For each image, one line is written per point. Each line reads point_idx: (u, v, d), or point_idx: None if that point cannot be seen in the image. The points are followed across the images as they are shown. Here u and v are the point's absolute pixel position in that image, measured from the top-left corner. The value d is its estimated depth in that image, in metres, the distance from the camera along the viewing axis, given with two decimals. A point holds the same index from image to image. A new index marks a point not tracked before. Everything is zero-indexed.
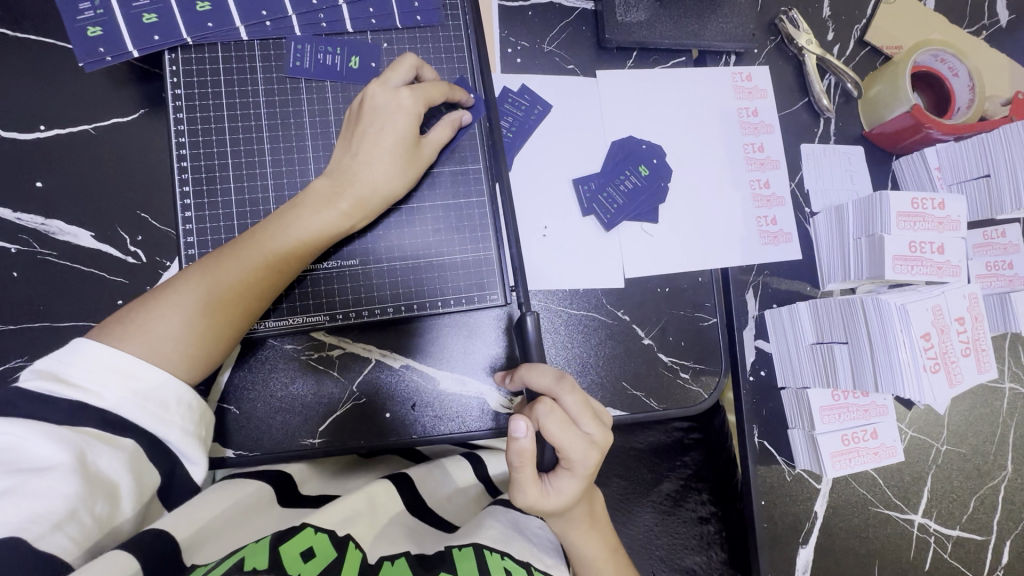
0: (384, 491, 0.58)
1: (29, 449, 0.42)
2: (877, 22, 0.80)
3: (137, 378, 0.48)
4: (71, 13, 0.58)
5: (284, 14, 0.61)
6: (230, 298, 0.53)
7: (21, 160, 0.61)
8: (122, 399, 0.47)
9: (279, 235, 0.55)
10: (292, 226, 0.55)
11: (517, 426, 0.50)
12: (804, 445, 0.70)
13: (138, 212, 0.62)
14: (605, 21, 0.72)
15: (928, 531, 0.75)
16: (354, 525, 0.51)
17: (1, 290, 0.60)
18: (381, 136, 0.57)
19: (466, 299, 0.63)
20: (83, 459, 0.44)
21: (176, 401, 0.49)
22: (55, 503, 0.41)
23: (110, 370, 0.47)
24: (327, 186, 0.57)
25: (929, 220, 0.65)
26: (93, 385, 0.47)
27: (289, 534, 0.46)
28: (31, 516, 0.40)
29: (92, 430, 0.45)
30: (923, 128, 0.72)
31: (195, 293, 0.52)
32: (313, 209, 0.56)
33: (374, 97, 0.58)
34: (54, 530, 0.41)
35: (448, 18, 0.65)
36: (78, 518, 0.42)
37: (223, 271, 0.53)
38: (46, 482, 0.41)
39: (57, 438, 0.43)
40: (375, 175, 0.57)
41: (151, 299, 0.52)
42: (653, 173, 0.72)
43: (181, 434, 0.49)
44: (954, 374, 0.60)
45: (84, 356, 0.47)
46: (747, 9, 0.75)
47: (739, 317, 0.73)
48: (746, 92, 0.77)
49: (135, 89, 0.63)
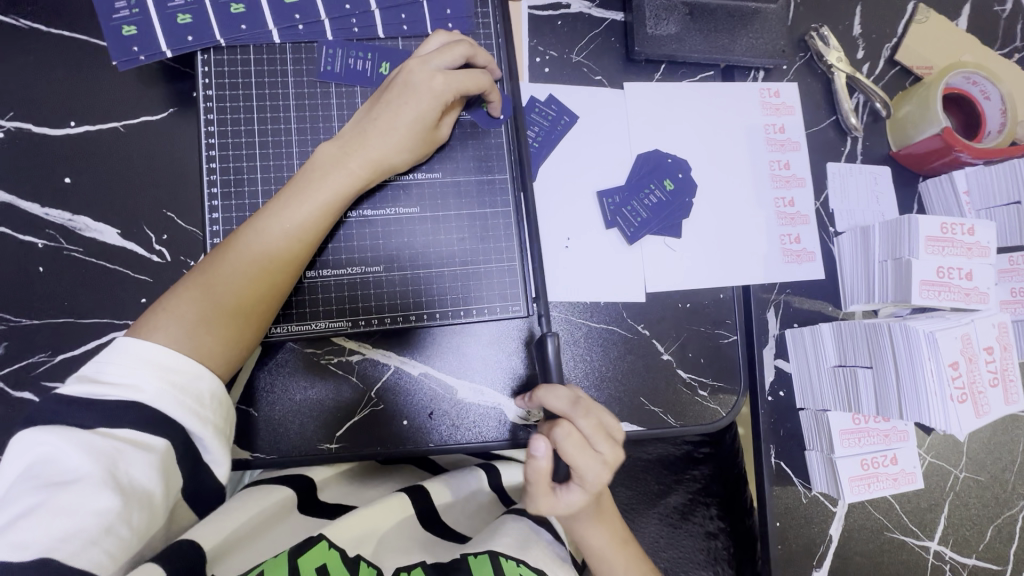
0: (397, 503, 0.57)
1: (61, 462, 0.42)
2: (908, 41, 0.79)
3: (175, 369, 0.47)
4: (106, 12, 0.58)
5: (317, 18, 0.61)
6: (253, 282, 0.53)
7: (51, 155, 0.61)
8: (159, 391, 0.46)
9: (299, 204, 0.55)
10: (302, 194, 0.55)
11: (537, 444, 0.52)
12: (823, 467, 0.69)
13: (164, 210, 0.63)
14: (635, 33, 0.71)
15: (943, 559, 0.74)
16: (363, 543, 0.51)
17: (27, 284, 0.60)
18: (398, 109, 0.56)
19: (488, 308, 0.63)
20: (113, 472, 0.43)
21: (210, 395, 0.49)
22: (87, 520, 0.41)
23: (148, 362, 0.47)
24: (336, 149, 0.57)
25: (958, 246, 0.65)
26: (132, 380, 0.46)
27: (305, 548, 0.47)
28: (62, 535, 0.40)
29: (126, 434, 0.44)
30: (952, 151, 0.72)
31: (217, 277, 0.52)
32: (327, 176, 0.56)
33: (410, 73, 0.56)
34: (88, 546, 0.41)
35: (479, 26, 0.65)
36: (113, 533, 0.42)
37: (246, 250, 0.53)
38: (77, 498, 0.41)
39: (87, 450, 0.43)
40: (386, 144, 0.57)
41: (180, 286, 0.53)
42: (678, 188, 0.72)
43: (215, 432, 0.49)
44: (981, 405, 0.59)
45: (122, 351, 0.47)
46: (778, 25, 0.75)
47: (759, 335, 0.72)
48: (773, 108, 0.76)
49: (165, 89, 0.64)
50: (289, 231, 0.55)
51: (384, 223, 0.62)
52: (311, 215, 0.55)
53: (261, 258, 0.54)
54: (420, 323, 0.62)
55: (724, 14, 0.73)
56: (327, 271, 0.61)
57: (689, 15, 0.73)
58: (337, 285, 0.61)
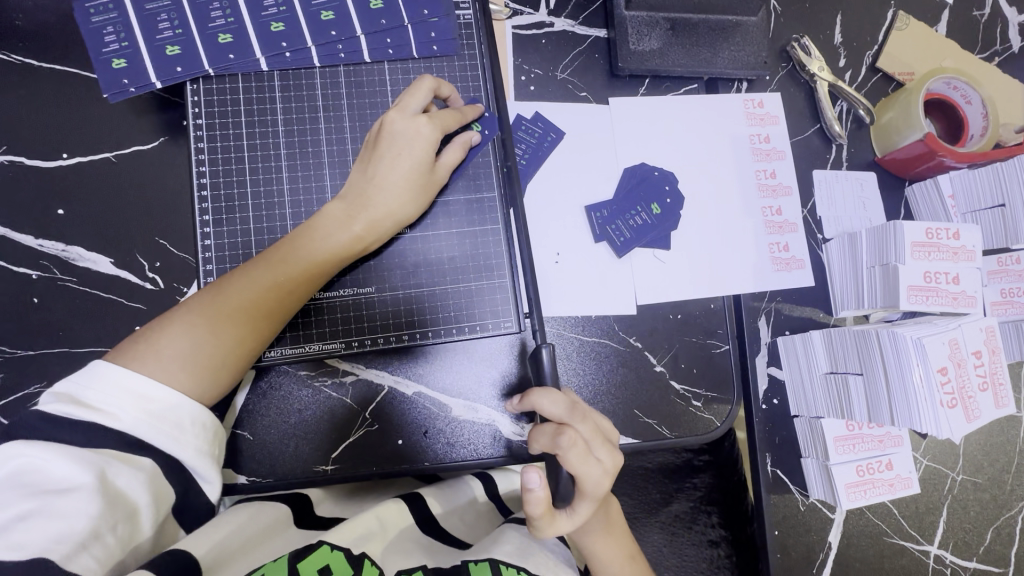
0: (396, 509, 0.58)
1: (50, 471, 0.43)
2: (889, 48, 0.81)
3: (151, 400, 0.48)
4: (97, 46, 0.59)
5: (303, 45, 0.62)
6: (247, 320, 0.54)
7: (45, 188, 0.62)
8: (135, 420, 0.47)
9: (303, 250, 0.56)
10: (310, 240, 0.57)
11: (531, 478, 0.50)
12: (818, 474, 0.69)
13: (157, 239, 0.63)
14: (618, 49, 0.73)
15: (944, 563, 0.74)
16: (368, 542, 0.52)
17: (22, 316, 0.61)
18: (401, 155, 0.58)
19: (480, 325, 0.63)
20: (103, 479, 0.44)
21: (191, 421, 0.49)
22: (78, 524, 0.42)
23: (126, 392, 0.47)
24: (341, 210, 0.58)
25: (943, 250, 0.65)
26: (108, 407, 0.47)
27: (306, 552, 0.47)
28: (55, 537, 0.41)
29: (113, 450, 0.46)
30: (936, 155, 0.72)
31: (218, 305, 0.54)
32: (329, 230, 0.57)
33: (394, 124, 0.58)
34: (78, 551, 0.42)
35: (463, 48, 0.66)
36: (100, 539, 0.43)
37: (238, 290, 0.54)
38: (70, 502, 0.42)
39: (79, 459, 0.44)
40: (383, 197, 0.58)
41: (171, 321, 0.53)
42: (665, 212, 0.72)
43: (196, 453, 0.49)
44: (972, 410, 0.59)
45: (101, 378, 0.48)
46: (759, 37, 0.76)
47: (752, 344, 0.73)
48: (758, 118, 0.77)
49: (157, 118, 0.64)
50: (291, 276, 0.56)
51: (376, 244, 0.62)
52: (317, 256, 0.56)
53: (263, 296, 0.55)
54: (414, 341, 0.62)
55: (706, 28, 0.74)
56: (320, 294, 0.61)
57: (671, 29, 0.74)
58: (329, 307, 0.61)
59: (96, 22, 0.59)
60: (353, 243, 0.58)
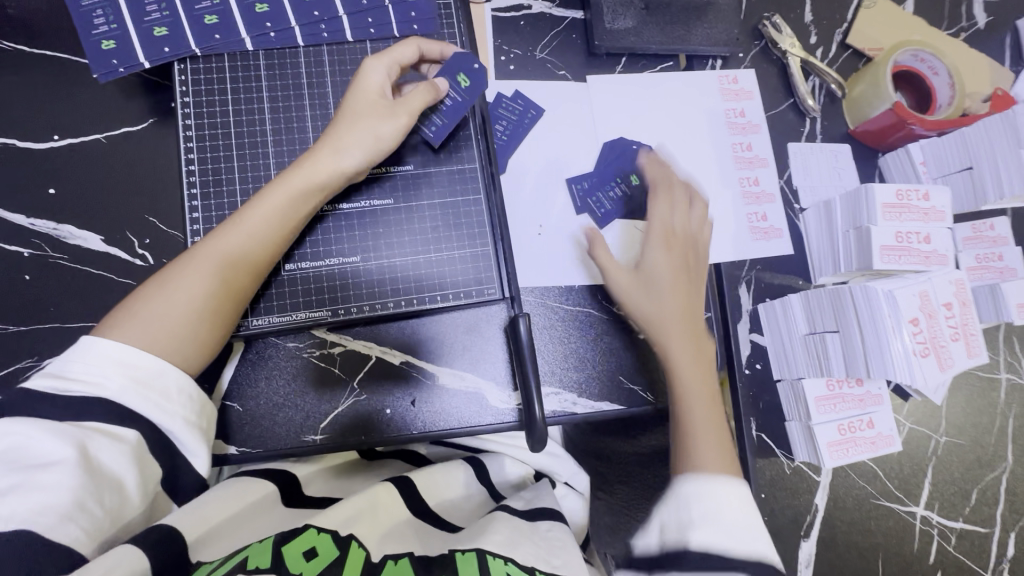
0: (384, 492, 0.59)
1: (35, 446, 0.43)
2: (858, 26, 0.83)
3: (138, 367, 0.48)
4: (86, 28, 0.61)
5: (287, 26, 0.64)
6: (217, 277, 0.54)
7: (37, 167, 0.64)
8: (122, 387, 0.47)
9: (262, 203, 0.57)
10: (267, 192, 0.58)
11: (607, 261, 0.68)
12: (802, 436, 0.70)
13: (146, 216, 0.65)
14: (594, 29, 0.75)
15: (931, 523, 0.75)
16: (357, 523, 0.52)
17: (13, 293, 0.62)
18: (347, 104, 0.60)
19: (464, 292, 0.65)
20: (86, 454, 0.44)
21: (177, 390, 0.50)
22: (62, 496, 0.42)
23: (111, 358, 0.48)
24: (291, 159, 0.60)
25: (914, 211, 0.67)
26: (95, 376, 0.47)
27: (289, 538, 0.47)
28: (38, 508, 0.41)
29: (94, 423, 0.46)
30: (906, 124, 0.74)
31: (188, 268, 0.54)
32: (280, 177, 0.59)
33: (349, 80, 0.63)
34: (62, 522, 0.42)
35: (443, 26, 0.68)
36: (86, 511, 0.43)
37: (204, 254, 0.55)
38: (51, 475, 0.42)
39: (60, 434, 0.44)
40: (335, 145, 0.59)
41: (141, 294, 0.53)
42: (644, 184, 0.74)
43: (184, 424, 0.50)
44: (944, 359, 0.63)
45: (84, 351, 0.48)
46: (731, 15, 0.78)
47: (733, 311, 0.74)
48: (733, 94, 0.79)
49: (146, 100, 0.66)
50: (255, 226, 0.57)
51: (360, 216, 0.64)
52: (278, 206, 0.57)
53: (231, 252, 0.55)
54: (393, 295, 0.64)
55: (679, 7, 0.77)
56: (306, 264, 0.63)
57: (645, 9, 0.76)
58: (314, 275, 0.63)
59: (85, 5, 0.62)
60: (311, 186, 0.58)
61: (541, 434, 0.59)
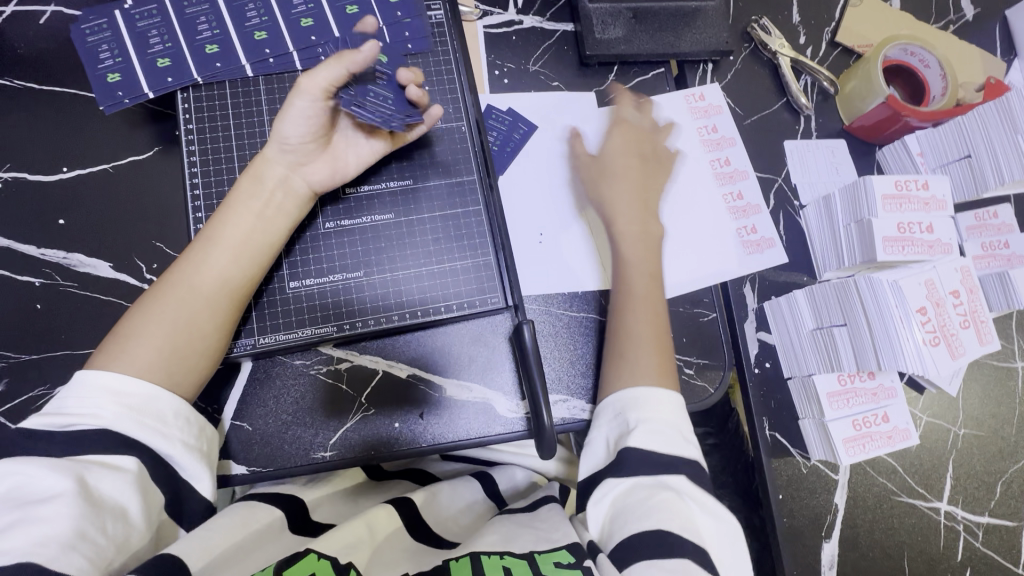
0: (387, 513, 0.57)
1: (35, 483, 0.43)
2: (846, 23, 0.84)
3: (130, 395, 0.49)
4: (92, 63, 0.64)
5: (285, 51, 0.66)
6: (202, 300, 0.54)
7: (47, 199, 0.65)
8: (116, 415, 0.48)
9: (233, 220, 0.57)
10: (233, 208, 0.58)
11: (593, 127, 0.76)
12: (816, 433, 0.69)
13: (153, 241, 0.66)
14: (585, 39, 0.76)
15: (955, 519, 0.73)
16: (355, 551, 0.51)
17: (26, 321, 0.63)
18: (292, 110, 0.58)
19: (466, 302, 0.65)
20: (83, 484, 0.44)
21: (173, 413, 0.51)
22: (63, 527, 0.42)
23: (106, 389, 0.48)
24: (250, 176, 0.59)
25: (914, 202, 0.67)
26: (90, 408, 0.48)
27: (292, 560, 0.46)
28: (39, 539, 0.41)
29: (91, 456, 0.46)
30: (901, 116, 0.75)
31: (173, 293, 0.54)
32: (246, 193, 0.58)
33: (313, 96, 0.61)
34: (67, 551, 0.41)
35: (436, 44, 0.70)
36: (88, 539, 0.43)
37: (186, 279, 0.55)
38: (52, 509, 0.42)
39: (56, 467, 0.44)
40: (288, 157, 0.59)
41: (130, 323, 0.53)
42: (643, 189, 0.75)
43: (183, 448, 0.51)
44: (955, 347, 0.63)
45: (79, 385, 0.48)
46: (719, 19, 0.80)
47: (739, 311, 0.73)
48: (702, 111, 0.79)
49: (151, 129, 0.68)
50: (235, 244, 0.57)
51: (363, 232, 0.65)
52: (247, 223, 0.57)
53: (212, 275, 0.55)
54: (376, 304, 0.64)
55: (667, 15, 0.78)
56: (310, 281, 0.63)
57: (634, 18, 0.78)
58: (318, 293, 0.63)
59: (91, 42, 0.64)
60: (278, 198, 0.59)
61: (547, 439, 0.59)
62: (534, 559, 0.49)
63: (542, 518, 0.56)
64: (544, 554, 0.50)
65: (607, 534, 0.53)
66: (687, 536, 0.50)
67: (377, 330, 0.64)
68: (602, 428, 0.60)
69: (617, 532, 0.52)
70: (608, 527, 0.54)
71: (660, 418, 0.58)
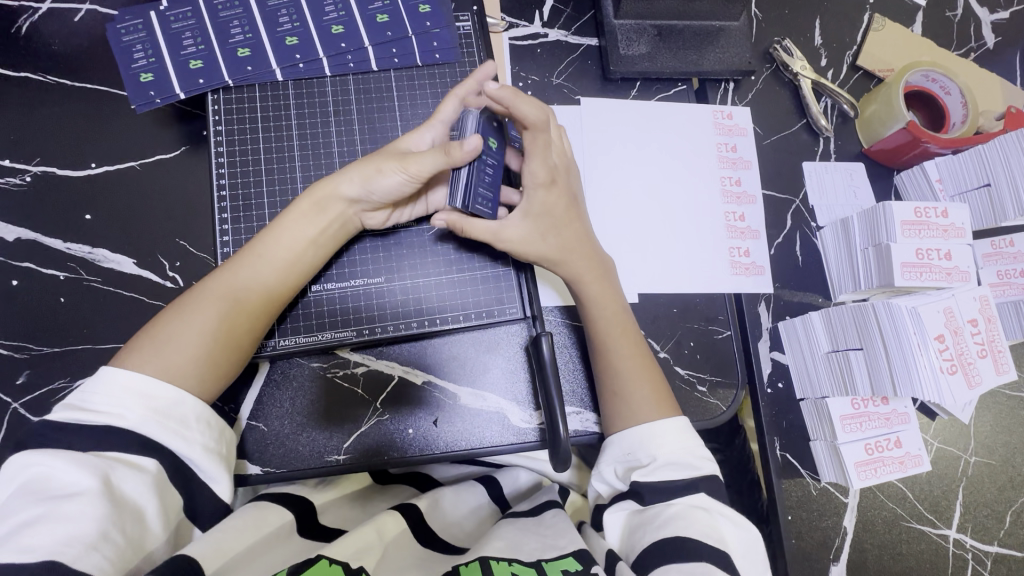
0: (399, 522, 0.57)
1: (58, 477, 0.43)
2: (868, 47, 0.85)
3: (156, 397, 0.49)
4: (126, 62, 0.65)
5: (315, 56, 0.67)
6: (241, 314, 0.55)
7: (74, 194, 0.66)
8: (141, 418, 0.48)
9: (280, 239, 0.58)
10: (286, 229, 0.58)
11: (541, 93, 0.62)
12: (827, 456, 0.69)
13: (176, 239, 0.67)
14: (609, 55, 0.77)
15: (964, 547, 0.73)
16: (367, 555, 0.51)
17: (49, 314, 0.63)
18: (385, 175, 0.58)
19: (485, 312, 0.66)
20: (107, 483, 0.45)
21: (194, 417, 0.51)
22: (86, 526, 0.42)
23: (130, 391, 0.48)
24: (308, 200, 0.59)
25: (933, 228, 0.68)
26: (115, 409, 0.48)
27: (306, 564, 0.46)
28: (65, 539, 0.41)
29: (115, 455, 0.46)
30: (921, 142, 0.75)
31: (211, 301, 0.55)
32: (302, 218, 0.58)
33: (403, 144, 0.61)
34: (88, 551, 0.42)
35: (463, 55, 0.71)
36: (110, 539, 0.43)
37: (226, 290, 0.55)
38: (75, 508, 0.42)
39: (84, 464, 0.44)
40: (359, 198, 0.59)
41: (164, 323, 0.53)
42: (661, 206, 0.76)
43: (203, 451, 0.51)
44: (972, 376, 0.63)
45: (103, 382, 0.49)
46: (742, 39, 0.80)
47: (753, 330, 0.74)
48: (727, 129, 0.80)
49: (179, 129, 0.69)
50: (276, 261, 0.57)
51: (386, 240, 0.66)
52: (299, 248, 0.58)
53: (253, 292, 0.56)
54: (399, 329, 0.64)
55: (691, 33, 0.79)
56: (332, 285, 0.64)
57: (658, 36, 0.78)
58: (341, 298, 0.64)
59: (126, 41, 0.65)
60: (332, 229, 0.60)
61: (563, 454, 0.59)
62: (541, 566, 0.49)
63: (547, 525, 0.56)
64: (551, 562, 0.50)
65: (627, 546, 0.54)
66: (707, 541, 0.51)
67: (396, 337, 0.64)
68: (609, 462, 0.61)
69: (636, 544, 0.53)
70: (627, 540, 0.54)
71: (668, 455, 0.58)
